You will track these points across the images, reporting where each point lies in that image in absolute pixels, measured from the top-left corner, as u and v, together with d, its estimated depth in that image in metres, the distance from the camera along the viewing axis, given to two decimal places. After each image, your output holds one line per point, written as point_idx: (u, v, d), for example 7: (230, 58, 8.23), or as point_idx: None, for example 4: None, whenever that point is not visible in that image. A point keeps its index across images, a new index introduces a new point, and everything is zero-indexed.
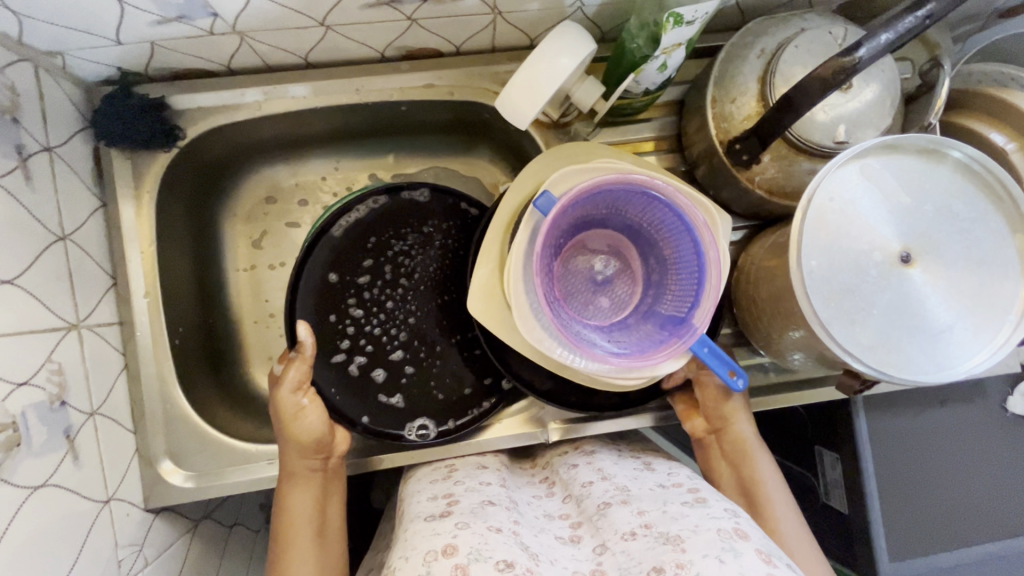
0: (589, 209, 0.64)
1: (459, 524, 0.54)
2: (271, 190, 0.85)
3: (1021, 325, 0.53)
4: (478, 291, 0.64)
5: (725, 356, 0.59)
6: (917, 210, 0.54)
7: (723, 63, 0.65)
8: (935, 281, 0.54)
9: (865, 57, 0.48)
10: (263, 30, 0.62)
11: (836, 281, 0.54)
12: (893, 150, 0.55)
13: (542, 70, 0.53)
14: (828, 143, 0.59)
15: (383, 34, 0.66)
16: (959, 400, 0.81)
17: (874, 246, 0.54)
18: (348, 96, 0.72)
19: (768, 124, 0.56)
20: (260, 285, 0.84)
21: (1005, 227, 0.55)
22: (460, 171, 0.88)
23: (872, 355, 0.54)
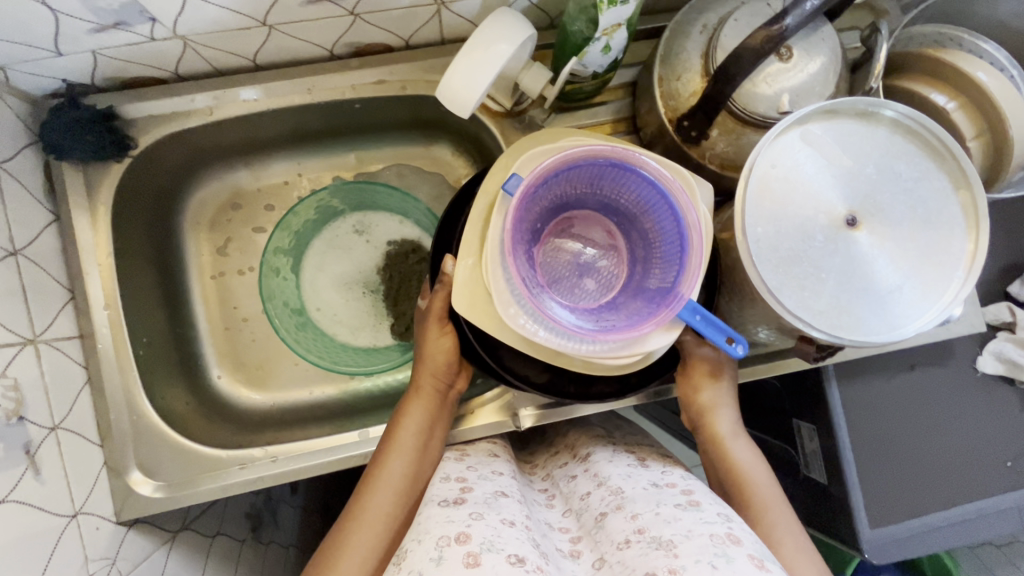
0: (563, 190, 0.64)
1: (473, 514, 0.55)
2: (233, 196, 0.84)
3: (968, 281, 0.54)
4: (461, 287, 0.62)
5: (718, 321, 0.57)
6: (859, 173, 0.55)
7: (667, 41, 0.65)
8: (881, 242, 0.54)
9: (791, 25, 0.50)
10: (205, 33, 0.61)
11: (784, 248, 0.54)
12: (832, 115, 0.56)
13: (480, 56, 0.53)
14: (773, 114, 0.59)
15: (328, 31, 0.66)
16: (929, 365, 0.82)
17: (819, 211, 0.54)
18: (300, 96, 0.72)
19: (712, 98, 0.56)
20: (228, 291, 0.84)
21: (948, 183, 0.55)
22: (422, 167, 0.88)
23: (824, 319, 0.54)
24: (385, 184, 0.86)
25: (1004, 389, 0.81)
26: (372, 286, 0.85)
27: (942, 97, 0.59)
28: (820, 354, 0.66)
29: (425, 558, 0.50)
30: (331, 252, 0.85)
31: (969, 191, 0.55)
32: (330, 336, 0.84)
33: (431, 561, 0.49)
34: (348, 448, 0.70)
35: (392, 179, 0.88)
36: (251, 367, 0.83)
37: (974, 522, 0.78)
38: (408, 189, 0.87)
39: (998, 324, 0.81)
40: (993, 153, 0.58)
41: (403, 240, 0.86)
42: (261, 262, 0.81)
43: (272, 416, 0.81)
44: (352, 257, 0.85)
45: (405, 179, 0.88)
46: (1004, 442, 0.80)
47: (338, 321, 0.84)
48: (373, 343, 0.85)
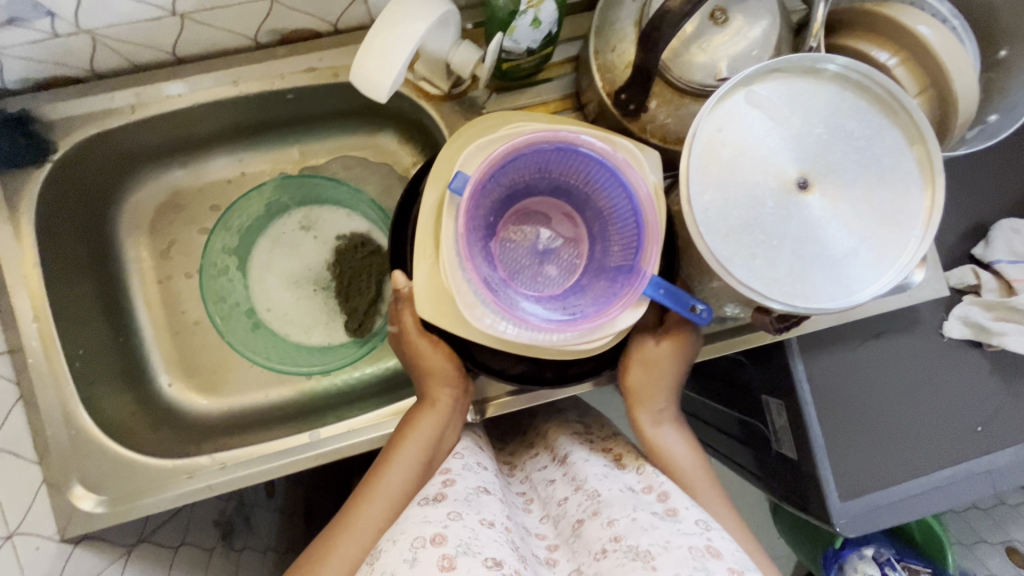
0: (512, 179, 0.60)
1: (451, 513, 0.52)
2: (173, 197, 0.81)
3: (926, 239, 0.52)
4: (421, 292, 0.59)
5: (681, 291, 0.55)
6: (808, 133, 0.53)
7: (602, 11, 0.62)
8: (834, 204, 0.53)
9: None
10: (112, 26, 0.58)
11: (733, 217, 0.53)
12: (778, 75, 0.54)
13: (392, 35, 0.50)
14: (710, 81, 0.57)
15: (246, 17, 0.62)
16: (893, 332, 0.80)
17: (768, 175, 0.53)
18: (228, 89, 0.69)
19: (644, 67, 0.54)
20: (174, 296, 0.81)
21: (902, 139, 0.53)
22: (368, 158, 0.85)
23: (779, 287, 0.52)
24: (327, 177, 0.83)
25: (972, 353, 0.79)
26: (323, 284, 0.82)
27: (883, 53, 0.56)
28: (784, 324, 0.65)
29: (398, 559, 0.48)
30: (279, 250, 0.83)
31: (923, 145, 0.53)
32: (283, 336, 0.82)
33: (405, 562, 0.47)
34: (300, 451, 0.68)
35: (338, 172, 0.85)
36: (203, 372, 0.81)
37: (951, 488, 0.77)
38: (354, 181, 0.85)
39: (961, 287, 0.80)
40: (939, 108, 0.56)
41: (351, 234, 0.83)
42: (200, 285, 0.79)
43: (226, 421, 0.79)
44: (300, 254, 0.83)
45: (352, 171, 0.85)
46: (974, 407, 0.79)
47: (290, 322, 0.82)
48: (326, 342, 0.82)
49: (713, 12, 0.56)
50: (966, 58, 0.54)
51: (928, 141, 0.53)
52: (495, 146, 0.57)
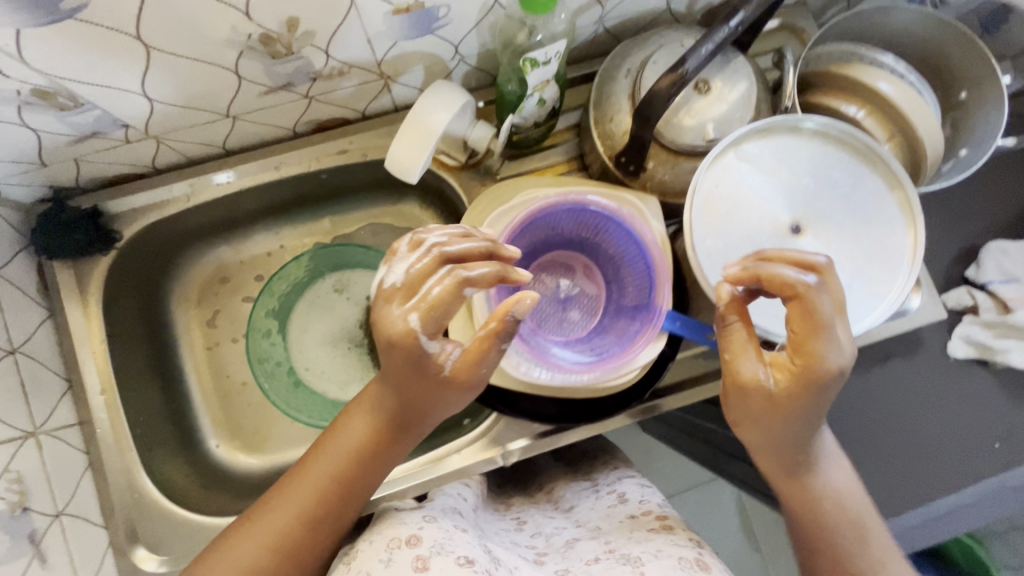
0: (530, 239, 0.67)
1: (426, 518, 0.56)
2: (219, 270, 0.88)
3: (914, 274, 0.57)
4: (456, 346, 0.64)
5: (695, 321, 0.61)
6: (797, 183, 0.59)
7: (597, 88, 0.71)
8: (825, 247, 0.58)
9: (692, 68, 0.56)
10: (174, 130, 0.67)
11: (734, 260, 0.58)
12: (767, 133, 0.60)
13: (422, 125, 0.58)
14: (700, 142, 0.64)
15: (286, 113, 0.71)
16: (900, 354, 0.83)
17: (764, 221, 0.58)
18: (270, 174, 0.77)
19: (638, 136, 0.61)
20: (220, 361, 0.87)
21: (883, 186, 0.59)
22: (393, 224, 0.91)
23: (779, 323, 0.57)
24: (359, 244, 0.90)
25: (980, 371, 0.82)
26: (356, 341, 0.88)
27: (852, 108, 0.63)
28: None
29: (373, 559, 0.51)
30: (315, 312, 0.89)
31: (902, 190, 0.59)
32: (321, 393, 0.87)
33: (379, 562, 0.50)
34: None
35: (367, 239, 0.91)
36: (248, 432, 0.86)
37: (974, 504, 0.78)
38: (381, 246, 0.91)
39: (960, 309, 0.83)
40: (908, 150, 0.62)
41: None
42: (246, 348, 0.86)
43: (271, 478, 0.83)
44: (335, 316, 0.89)
45: (379, 237, 0.91)
46: (990, 423, 0.81)
47: (327, 379, 0.87)
48: None
49: (696, 84, 0.63)
50: (928, 109, 0.60)
51: (906, 186, 0.59)
52: (514, 214, 0.63)
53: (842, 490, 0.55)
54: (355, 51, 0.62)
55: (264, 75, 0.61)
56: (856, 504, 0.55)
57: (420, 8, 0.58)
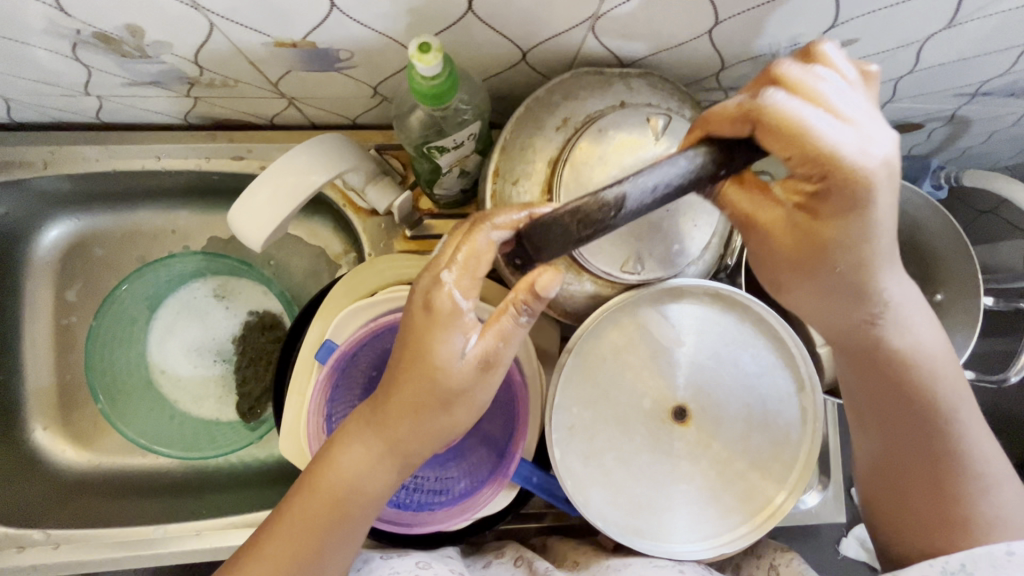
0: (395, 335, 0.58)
1: (420, 564, 0.52)
2: (92, 239, 0.78)
3: (794, 491, 0.53)
4: (287, 430, 0.56)
5: (555, 484, 0.54)
6: (696, 359, 0.52)
7: (513, 127, 0.50)
8: (706, 443, 0.53)
9: (623, 208, 0.33)
10: (23, 95, 0.57)
11: (598, 439, 0.53)
12: (680, 295, 0.51)
13: (290, 183, 0.49)
14: (615, 269, 0.47)
15: (170, 106, 0.60)
16: (792, 542, 0.74)
17: (645, 398, 0.52)
18: (150, 163, 0.67)
19: (522, 257, 0.40)
20: (70, 340, 0.78)
21: (790, 385, 0.53)
22: (299, 237, 0.81)
23: (631, 519, 0.53)
24: (240, 258, 0.79)
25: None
26: (223, 355, 0.79)
27: None
28: None
29: None
30: (185, 314, 0.80)
31: (811, 396, 0.53)
32: (169, 403, 0.79)
33: None
34: (136, 548, 0.65)
35: (268, 247, 0.81)
36: (81, 423, 0.78)
37: None
38: (280, 259, 0.81)
39: None
40: None
41: (264, 313, 0.80)
42: (92, 330, 0.76)
43: (91, 480, 0.76)
44: (207, 322, 0.80)
45: (281, 248, 0.81)
46: None
47: (181, 389, 0.79)
48: (215, 416, 0.79)
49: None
50: None
51: (814, 394, 0.53)
52: (373, 311, 0.55)
53: (930, 356, 0.48)
54: (237, 69, 0.51)
55: (120, 70, 0.50)
56: (942, 379, 0.48)
57: (310, 47, 0.46)
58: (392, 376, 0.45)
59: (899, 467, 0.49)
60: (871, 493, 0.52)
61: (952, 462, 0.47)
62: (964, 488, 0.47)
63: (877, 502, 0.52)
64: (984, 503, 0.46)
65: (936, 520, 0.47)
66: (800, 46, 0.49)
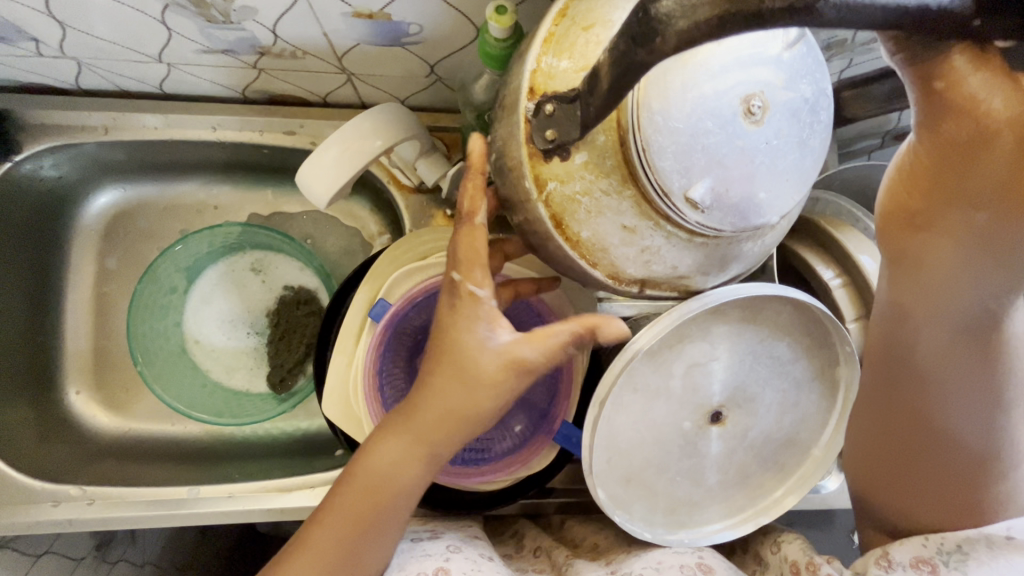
0: None
1: (451, 548, 0.52)
2: (136, 210, 0.81)
3: (824, 464, 0.57)
4: (333, 390, 0.57)
5: None
6: (732, 364, 0.52)
7: None
8: (741, 435, 0.55)
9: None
10: (97, 59, 0.59)
11: (637, 460, 0.53)
12: (716, 312, 0.50)
13: (356, 145, 0.52)
14: (678, 190, 0.40)
15: (234, 77, 0.63)
16: (810, 529, 0.76)
17: (683, 410, 0.52)
18: (204, 132, 0.70)
19: (627, 58, 0.30)
20: (108, 306, 0.80)
21: (826, 362, 0.55)
22: (337, 217, 0.83)
23: (674, 516, 0.56)
24: (280, 232, 0.82)
25: None
26: (258, 328, 0.81)
27: (829, 272, 0.59)
28: None
29: None
30: (222, 286, 0.82)
31: (847, 369, 0.54)
32: (203, 372, 0.80)
33: None
34: (170, 507, 0.66)
35: (306, 226, 0.84)
36: (115, 389, 0.80)
37: None
38: (317, 238, 0.84)
39: None
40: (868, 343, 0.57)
41: (299, 288, 0.82)
42: (135, 297, 0.78)
43: (122, 445, 0.77)
44: (243, 295, 0.82)
45: (318, 227, 0.84)
46: None
47: (214, 358, 0.81)
48: (246, 387, 0.81)
49: (750, 100, 0.39)
50: None
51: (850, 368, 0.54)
52: (422, 274, 0.56)
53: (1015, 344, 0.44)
54: (309, 40, 0.54)
55: (200, 36, 0.53)
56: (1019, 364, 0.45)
57: (385, 19, 0.50)
58: (424, 380, 0.45)
59: (933, 439, 0.48)
60: (870, 449, 0.53)
61: (988, 449, 0.47)
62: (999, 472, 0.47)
63: (890, 482, 0.51)
64: (1004, 482, 0.47)
65: (968, 501, 0.47)
66: None
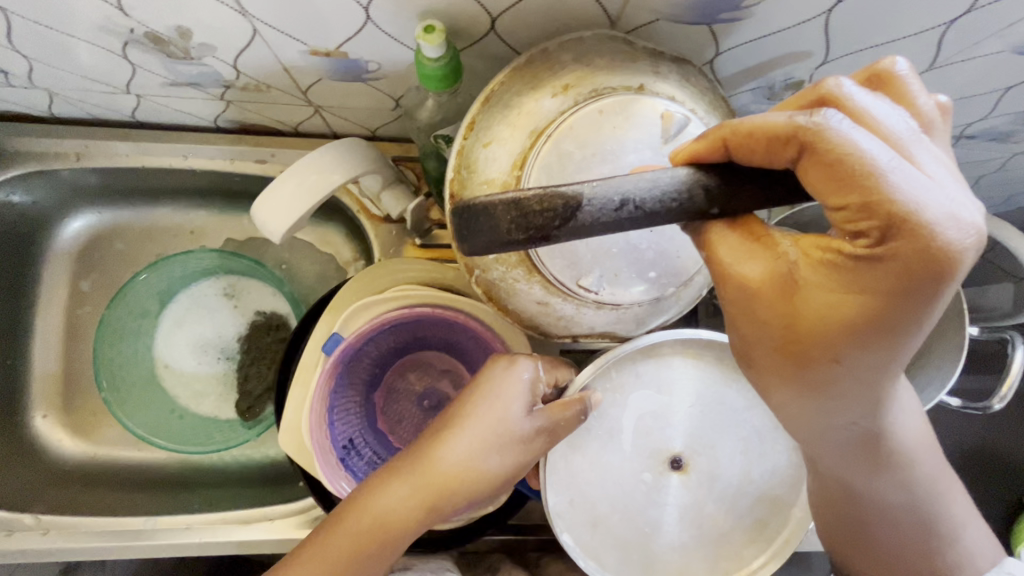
0: (397, 336, 0.61)
1: None
2: (111, 233, 0.81)
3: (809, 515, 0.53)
4: (287, 424, 0.56)
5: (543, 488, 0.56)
6: (681, 411, 0.51)
7: (506, 76, 0.43)
8: (708, 484, 0.52)
9: (590, 208, 0.30)
10: (68, 90, 0.60)
11: (599, 508, 0.52)
12: (652, 353, 0.51)
13: (313, 180, 0.52)
14: (571, 282, 0.42)
15: (203, 108, 0.64)
16: (783, 570, 0.74)
17: (639, 453, 0.51)
18: (176, 161, 0.71)
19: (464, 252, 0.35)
20: (79, 329, 0.80)
21: None
22: (311, 244, 0.83)
23: (650, 571, 0.53)
24: (254, 258, 0.81)
25: None
26: (228, 354, 0.81)
27: None
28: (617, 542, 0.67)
29: None
30: (193, 312, 0.82)
31: None
32: (171, 398, 0.80)
33: None
34: (125, 538, 0.65)
35: (280, 251, 0.84)
36: (81, 412, 0.79)
37: None
38: (291, 264, 0.84)
39: None
40: None
41: (271, 314, 0.81)
42: (105, 321, 0.78)
43: (86, 470, 0.77)
44: (214, 321, 0.81)
45: (293, 253, 0.84)
46: None
47: (182, 384, 0.80)
48: (213, 414, 0.80)
49: None
50: None
51: None
52: (377, 309, 0.56)
53: (908, 446, 0.41)
54: (272, 75, 0.55)
55: (164, 70, 0.54)
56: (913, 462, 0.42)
57: (343, 57, 0.50)
58: (446, 428, 0.46)
59: (854, 523, 0.47)
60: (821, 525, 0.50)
61: (919, 524, 0.46)
62: (938, 543, 0.46)
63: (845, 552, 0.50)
64: (955, 548, 0.46)
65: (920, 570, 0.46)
66: (793, 80, 0.51)
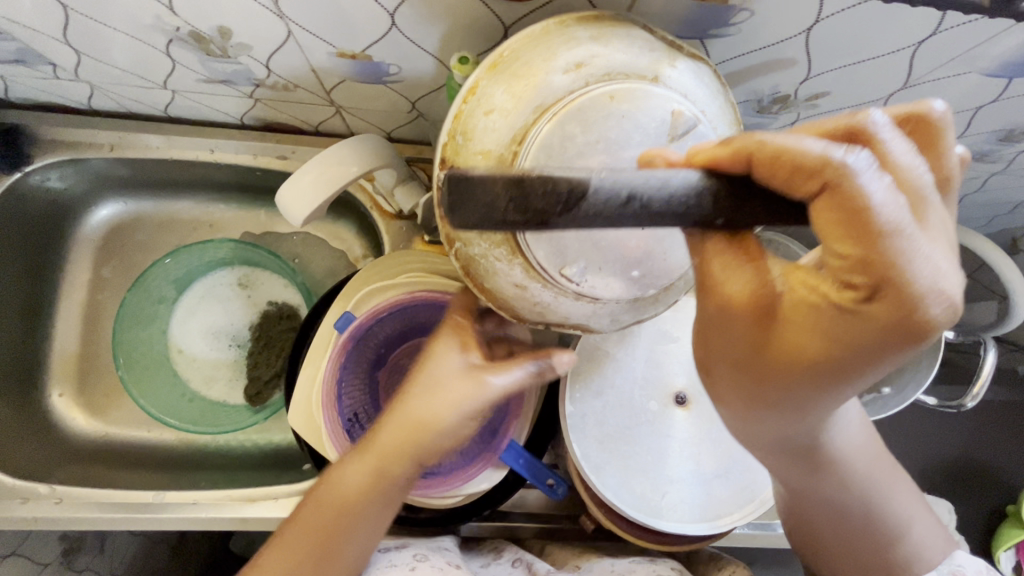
0: (403, 322, 0.64)
1: (418, 557, 0.55)
2: (133, 223, 0.85)
3: None
4: (298, 398, 0.60)
5: (541, 466, 0.59)
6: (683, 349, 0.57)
7: (521, 44, 0.43)
8: (707, 423, 0.57)
9: (595, 194, 0.29)
10: (109, 83, 0.65)
11: (610, 425, 0.56)
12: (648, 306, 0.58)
13: (332, 170, 0.56)
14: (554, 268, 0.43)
15: (232, 105, 0.69)
16: (768, 569, 0.76)
17: (644, 388, 0.57)
18: (202, 154, 0.75)
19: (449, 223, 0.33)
20: (98, 312, 0.84)
21: None
22: (324, 240, 0.87)
23: (649, 503, 0.55)
24: (269, 249, 0.86)
25: None
26: (239, 341, 0.84)
27: None
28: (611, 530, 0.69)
29: None
30: (208, 300, 0.85)
31: None
32: (182, 382, 0.83)
33: None
34: (135, 510, 0.68)
35: (294, 246, 0.88)
36: (95, 392, 0.82)
37: None
38: (304, 258, 0.88)
39: None
40: None
41: (282, 304, 0.85)
42: (124, 305, 0.81)
43: (97, 448, 0.79)
44: (228, 309, 0.85)
45: (306, 248, 0.88)
46: None
47: (194, 368, 0.83)
48: (222, 398, 0.83)
49: None
50: None
51: None
52: (387, 293, 0.60)
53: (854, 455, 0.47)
54: (300, 75, 0.59)
55: (201, 66, 0.59)
56: (856, 471, 0.47)
57: (367, 59, 0.55)
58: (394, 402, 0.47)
59: (809, 521, 0.52)
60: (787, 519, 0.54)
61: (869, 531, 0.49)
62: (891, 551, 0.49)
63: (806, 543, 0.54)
64: (904, 544, 0.49)
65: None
66: (779, 94, 0.56)
